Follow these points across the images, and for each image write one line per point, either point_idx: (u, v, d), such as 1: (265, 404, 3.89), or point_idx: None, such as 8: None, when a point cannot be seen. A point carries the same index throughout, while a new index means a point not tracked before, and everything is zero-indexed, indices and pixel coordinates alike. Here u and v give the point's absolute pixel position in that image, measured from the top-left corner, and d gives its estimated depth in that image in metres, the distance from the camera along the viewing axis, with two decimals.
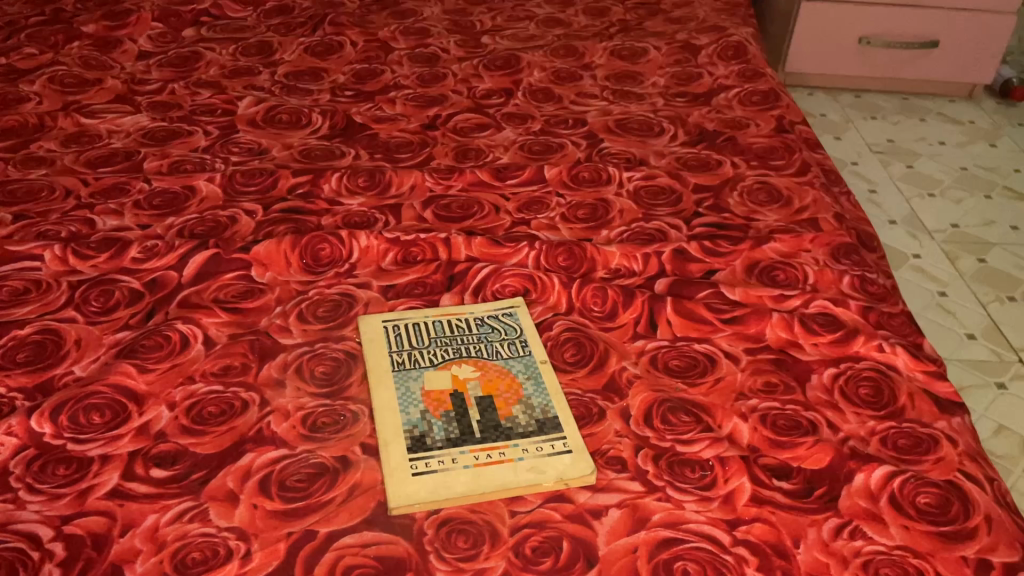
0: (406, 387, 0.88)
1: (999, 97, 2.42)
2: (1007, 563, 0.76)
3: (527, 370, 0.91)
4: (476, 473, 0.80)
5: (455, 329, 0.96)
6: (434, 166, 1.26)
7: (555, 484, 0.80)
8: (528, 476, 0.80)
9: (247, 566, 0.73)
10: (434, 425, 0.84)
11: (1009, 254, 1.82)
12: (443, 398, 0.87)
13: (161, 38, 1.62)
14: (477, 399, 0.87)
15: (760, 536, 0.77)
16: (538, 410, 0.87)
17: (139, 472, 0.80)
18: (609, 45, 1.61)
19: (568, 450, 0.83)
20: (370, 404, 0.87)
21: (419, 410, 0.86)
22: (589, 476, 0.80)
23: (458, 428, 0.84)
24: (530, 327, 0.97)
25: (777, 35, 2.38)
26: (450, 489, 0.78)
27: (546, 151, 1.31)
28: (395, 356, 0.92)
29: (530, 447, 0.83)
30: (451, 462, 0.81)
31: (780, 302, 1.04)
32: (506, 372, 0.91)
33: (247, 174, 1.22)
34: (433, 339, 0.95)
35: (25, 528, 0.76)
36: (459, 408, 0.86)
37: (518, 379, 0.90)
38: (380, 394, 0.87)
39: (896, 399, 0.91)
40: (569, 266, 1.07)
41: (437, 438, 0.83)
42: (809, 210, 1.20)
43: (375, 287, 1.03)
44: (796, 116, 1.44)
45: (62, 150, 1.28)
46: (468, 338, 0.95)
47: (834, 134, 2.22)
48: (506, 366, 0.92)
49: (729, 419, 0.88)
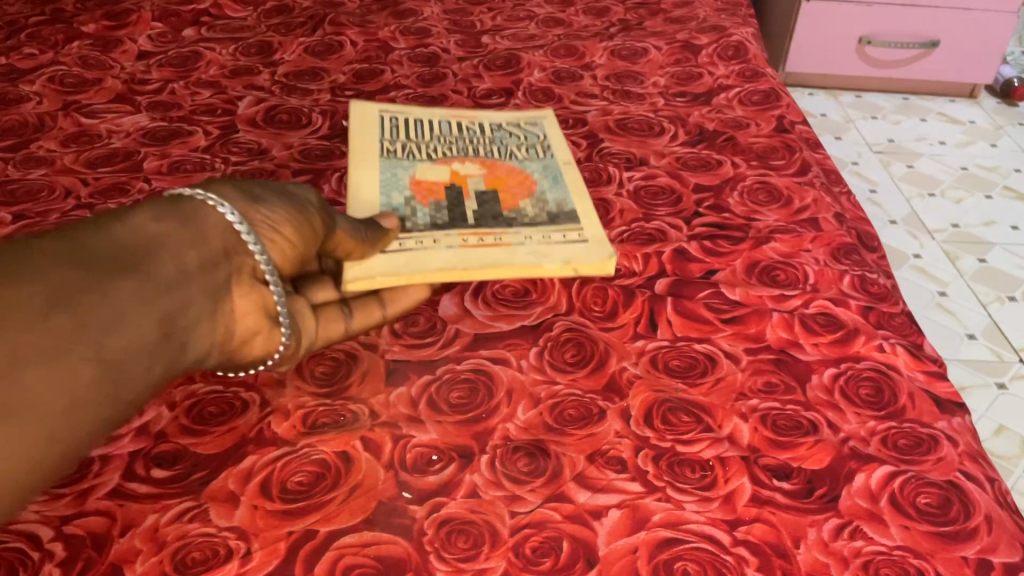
0: (412, 262, 0.97)
1: (999, 97, 2.49)
2: (1007, 563, 0.76)
3: (538, 173, 1.17)
4: (462, 256, 0.99)
5: (454, 192, 1.12)
6: (444, 133, 1.26)
7: (558, 274, 0.98)
8: (528, 273, 0.97)
9: (247, 566, 0.73)
10: (423, 216, 1.07)
11: (1008, 254, 1.87)
12: (433, 197, 1.11)
13: (161, 37, 1.62)
14: (471, 197, 1.11)
15: (760, 536, 0.77)
16: (542, 211, 1.09)
17: (140, 472, 0.81)
18: (609, 45, 1.61)
19: (580, 250, 1.02)
20: (367, 182, 1.13)
21: (409, 204, 1.09)
22: (607, 264, 1.00)
23: (448, 223, 1.05)
24: (558, 237, 1.04)
25: (777, 37, 2.49)
26: (433, 274, 0.95)
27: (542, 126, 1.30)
28: (409, 240, 1.01)
29: (526, 246, 1.02)
30: (440, 255, 0.99)
31: (780, 301, 1.03)
32: (507, 177, 1.15)
33: (247, 174, 1.22)
34: (449, 232, 1.03)
35: (26, 528, 0.76)
36: (451, 209, 1.08)
37: (523, 182, 1.14)
38: (377, 180, 1.14)
39: (896, 399, 0.91)
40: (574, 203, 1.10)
41: (428, 228, 1.04)
42: (810, 210, 1.20)
43: (396, 194, 1.10)
44: (796, 116, 1.43)
45: (61, 150, 1.28)
46: (485, 236, 1.03)
47: (834, 134, 2.29)
48: (515, 171, 1.17)
49: (729, 420, 0.88)
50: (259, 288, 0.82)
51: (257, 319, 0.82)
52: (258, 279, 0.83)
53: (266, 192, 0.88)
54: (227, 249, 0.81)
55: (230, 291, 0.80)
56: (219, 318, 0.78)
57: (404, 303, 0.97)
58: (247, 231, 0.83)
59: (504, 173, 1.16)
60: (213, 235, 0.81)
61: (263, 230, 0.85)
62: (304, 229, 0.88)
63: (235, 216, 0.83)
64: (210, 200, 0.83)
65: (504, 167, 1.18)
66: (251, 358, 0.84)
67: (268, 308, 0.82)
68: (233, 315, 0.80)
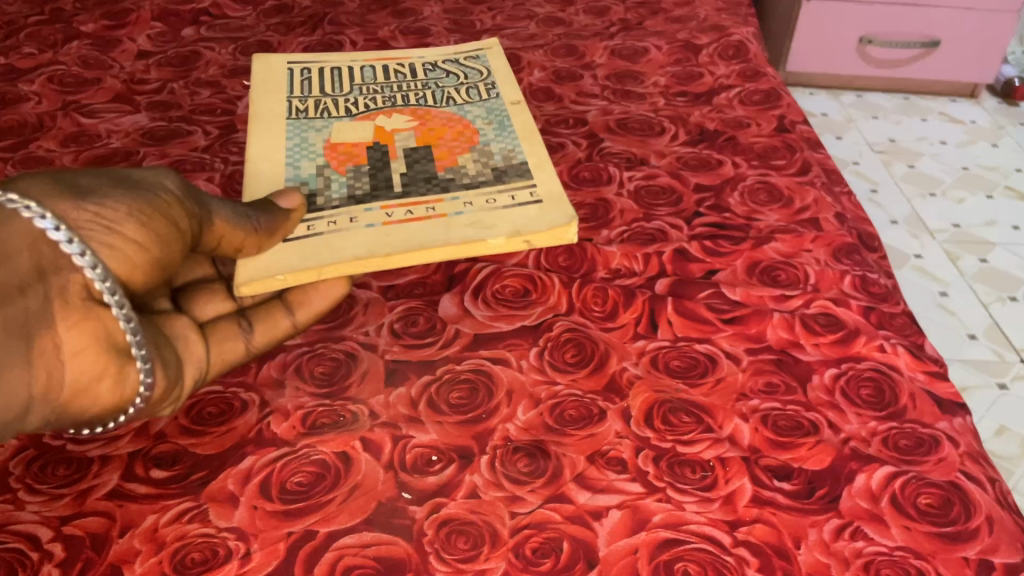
0: (322, 250, 0.90)
1: (1001, 97, 2.50)
2: (1008, 563, 0.76)
3: (469, 126, 1.14)
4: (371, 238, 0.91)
5: (378, 157, 1.08)
6: (368, 80, 1.25)
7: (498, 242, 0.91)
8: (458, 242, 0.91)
9: (247, 566, 0.73)
10: (332, 189, 1.01)
11: (1010, 254, 1.87)
12: (342, 164, 1.06)
13: (161, 37, 1.62)
14: (391, 163, 1.06)
15: (761, 537, 0.77)
16: (468, 172, 1.04)
17: (139, 472, 0.81)
18: (609, 45, 1.61)
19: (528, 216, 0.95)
20: (264, 147, 1.10)
21: (314, 171, 1.05)
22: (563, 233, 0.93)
23: (359, 198, 0.99)
24: (502, 199, 0.98)
25: (778, 38, 2.49)
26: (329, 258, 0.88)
27: (483, 59, 1.31)
28: (320, 223, 0.94)
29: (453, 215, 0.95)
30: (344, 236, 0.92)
31: (781, 302, 1.03)
32: (428, 140, 1.11)
33: (246, 174, 1.22)
34: (371, 208, 0.97)
35: (25, 529, 0.76)
36: (364, 176, 1.04)
37: (462, 148, 1.09)
38: (278, 144, 1.11)
39: (897, 399, 0.91)
40: (524, 154, 1.07)
41: (334, 203, 0.98)
42: (811, 210, 1.20)
43: (307, 163, 1.06)
44: (797, 116, 1.43)
45: (61, 150, 1.28)
46: (413, 208, 0.97)
47: (834, 134, 2.29)
48: (441, 126, 1.14)
49: (729, 420, 0.88)
50: (93, 313, 0.68)
51: (94, 358, 0.67)
52: (90, 300, 0.68)
53: (102, 184, 0.75)
54: (41, 267, 0.67)
55: (53, 323, 0.66)
56: (39, 362, 0.65)
57: (319, 304, 0.91)
58: (71, 239, 0.69)
59: (439, 125, 1.14)
60: (17, 248, 0.67)
61: (95, 234, 0.71)
62: (153, 227, 0.74)
63: (51, 221, 0.69)
64: (13, 202, 0.69)
65: (437, 117, 1.16)
66: (95, 411, 0.70)
67: (107, 342, 0.68)
68: (60, 355, 0.66)
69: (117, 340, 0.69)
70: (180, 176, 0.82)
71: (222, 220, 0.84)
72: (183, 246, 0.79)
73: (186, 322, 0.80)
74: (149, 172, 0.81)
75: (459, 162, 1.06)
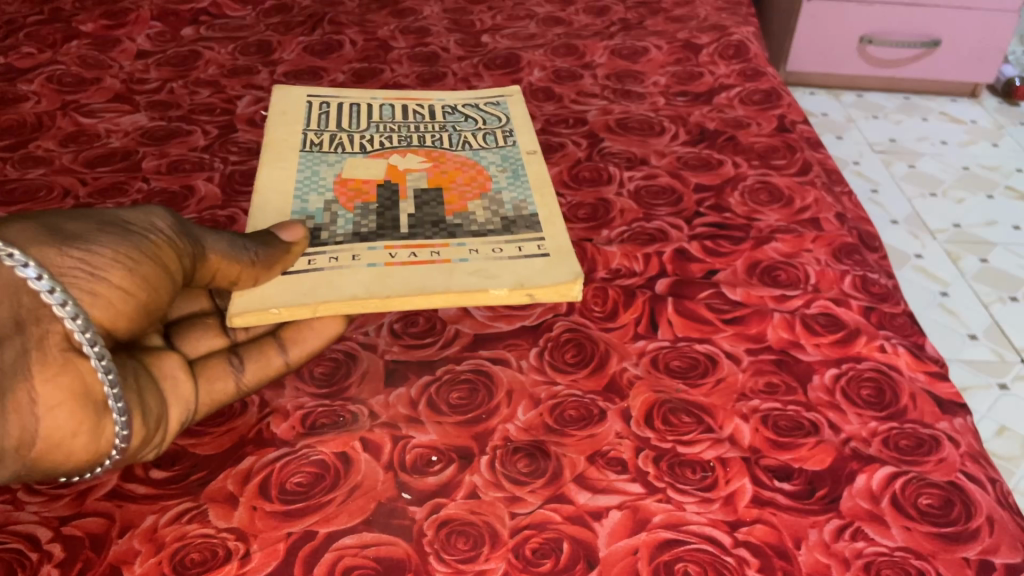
0: (320, 289, 0.90)
1: (1002, 97, 2.50)
2: (1009, 563, 0.76)
3: (483, 169, 1.13)
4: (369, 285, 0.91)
5: (390, 196, 1.07)
6: (386, 118, 1.25)
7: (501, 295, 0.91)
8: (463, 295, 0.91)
9: (247, 566, 0.73)
10: (339, 225, 1.01)
11: (1010, 253, 1.87)
12: (351, 202, 1.06)
13: (160, 37, 1.61)
14: (400, 204, 1.06)
15: (762, 538, 0.77)
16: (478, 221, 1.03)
17: (139, 472, 0.80)
18: (609, 45, 1.61)
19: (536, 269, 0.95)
20: (275, 178, 1.10)
21: (324, 206, 1.05)
22: (571, 291, 0.93)
23: (364, 237, 0.99)
24: (509, 250, 0.98)
25: (777, 37, 2.49)
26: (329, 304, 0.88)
27: (504, 106, 1.29)
28: (321, 258, 0.94)
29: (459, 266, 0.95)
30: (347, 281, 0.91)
31: (781, 302, 1.03)
32: (442, 183, 1.10)
33: (246, 174, 1.22)
34: (373, 246, 0.97)
35: (25, 529, 0.76)
36: (371, 215, 1.03)
37: (471, 191, 1.09)
38: (292, 173, 1.11)
39: (898, 399, 0.91)
40: (535, 205, 1.06)
41: (340, 242, 0.98)
42: (811, 210, 1.20)
43: (314, 197, 1.06)
44: (797, 115, 1.43)
45: (60, 150, 1.28)
46: (417, 252, 0.97)
47: (834, 134, 2.29)
48: (454, 172, 1.13)
49: (730, 420, 0.87)
50: (72, 366, 0.66)
51: (71, 412, 0.66)
52: (69, 351, 0.67)
53: (89, 228, 0.74)
54: (19, 317, 0.66)
55: (30, 376, 0.64)
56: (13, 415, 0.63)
57: (312, 343, 0.89)
58: (53, 287, 0.67)
59: (452, 169, 1.14)
60: None
61: (78, 281, 0.69)
62: (140, 272, 0.73)
63: (32, 268, 0.67)
64: None
65: (452, 161, 1.15)
66: (72, 463, 0.68)
67: (85, 395, 0.66)
68: (35, 409, 0.64)
69: (96, 392, 0.67)
70: (168, 215, 0.81)
71: (211, 261, 0.83)
72: (171, 291, 0.77)
73: (177, 361, 0.78)
74: (137, 212, 0.79)
75: (469, 208, 1.05)
